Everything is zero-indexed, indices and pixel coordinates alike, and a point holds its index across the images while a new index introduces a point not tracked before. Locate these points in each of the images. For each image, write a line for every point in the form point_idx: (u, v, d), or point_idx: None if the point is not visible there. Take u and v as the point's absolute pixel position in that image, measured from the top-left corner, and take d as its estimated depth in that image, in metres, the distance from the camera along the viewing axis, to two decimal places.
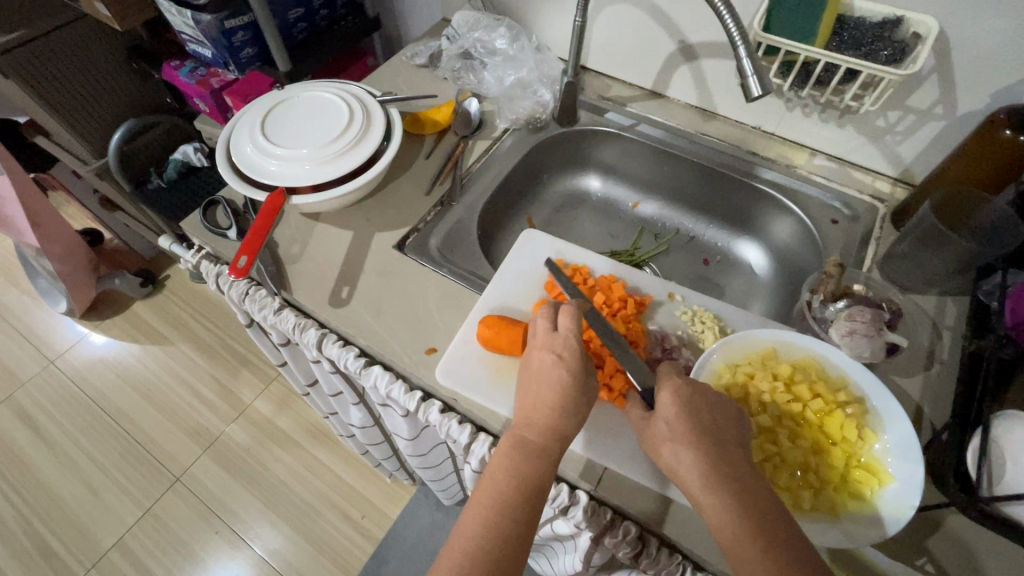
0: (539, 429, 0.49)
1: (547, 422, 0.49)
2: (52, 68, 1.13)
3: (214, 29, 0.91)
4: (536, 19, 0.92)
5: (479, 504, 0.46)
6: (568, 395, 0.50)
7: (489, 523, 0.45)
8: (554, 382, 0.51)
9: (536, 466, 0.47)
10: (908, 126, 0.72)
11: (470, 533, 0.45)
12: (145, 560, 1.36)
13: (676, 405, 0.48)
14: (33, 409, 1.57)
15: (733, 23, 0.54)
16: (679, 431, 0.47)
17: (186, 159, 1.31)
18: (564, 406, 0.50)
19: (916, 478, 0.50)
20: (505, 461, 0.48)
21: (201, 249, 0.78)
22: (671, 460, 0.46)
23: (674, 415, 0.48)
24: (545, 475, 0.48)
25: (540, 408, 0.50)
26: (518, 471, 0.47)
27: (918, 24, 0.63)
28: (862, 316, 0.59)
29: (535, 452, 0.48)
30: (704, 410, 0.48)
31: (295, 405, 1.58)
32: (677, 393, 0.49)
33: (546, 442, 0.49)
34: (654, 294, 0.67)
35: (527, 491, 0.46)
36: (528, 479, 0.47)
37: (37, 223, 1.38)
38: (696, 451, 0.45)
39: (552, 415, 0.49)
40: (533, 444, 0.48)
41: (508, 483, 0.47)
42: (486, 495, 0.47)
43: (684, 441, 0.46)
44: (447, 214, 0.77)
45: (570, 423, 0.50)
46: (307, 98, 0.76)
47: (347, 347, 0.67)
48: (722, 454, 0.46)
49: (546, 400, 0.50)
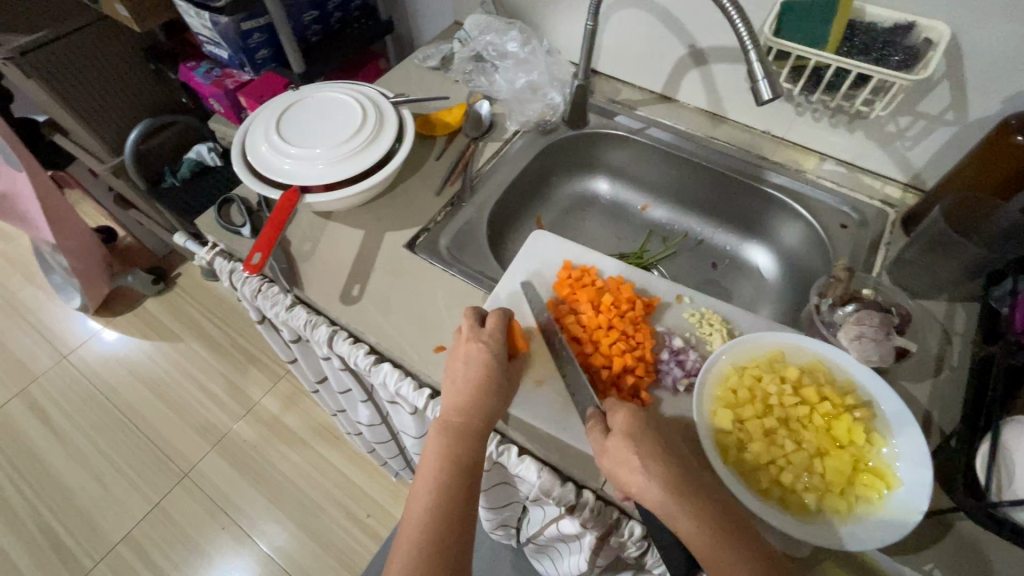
0: (461, 410, 0.53)
1: (469, 403, 0.54)
2: (70, 67, 1.16)
3: (231, 31, 0.92)
4: (547, 22, 0.93)
5: (421, 496, 0.50)
6: (486, 377, 0.55)
7: (430, 512, 0.49)
8: (477, 368, 0.55)
9: (464, 448, 0.52)
10: (919, 132, 0.72)
11: (416, 523, 0.49)
12: (152, 554, 1.37)
13: (634, 425, 0.51)
14: (45, 403, 1.59)
15: (744, 27, 0.54)
16: (646, 450, 0.49)
17: (200, 159, 1.34)
18: (483, 388, 0.54)
19: (925, 482, 0.50)
20: (436, 449, 0.52)
21: (215, 246, 0.79)
22: (639, 477, 0.48)
23: (634, 433, 0.51)
24: (473, 455, 0.52)
25: (464, 391, 0.54)
26: (451, 456, 0.52)
27: (930, 30, 0.63)
28: (871, 320, 0.59)
29: (461, 433, 0.53)
30: (654, 428, 0.52)
31: (302, 403, 1.60)
32: (632, 414, 0.52)
33: (472, 423, 0.53)
34: (662, 297, 0.68)
35: (457, 473, 0.51)
36: (457, 463, 0.51)
37: (54, 220, 1.40)
38: (665, 467, 0.49)
39: (474, 399, 0.54)
40: (459, 426, 0.53)
41: (443, 469, 0.51)
42: (425, 485, 0.51)
43: (649, 457, 0.49)
44: (456, 214, 0.78)
45: (493, 403, 0.54)
46: (320, 98, 0.77)
47: (357, 344, 0.68)
48: (683, 469, 0.49)
49: (468, 384, 0.54)
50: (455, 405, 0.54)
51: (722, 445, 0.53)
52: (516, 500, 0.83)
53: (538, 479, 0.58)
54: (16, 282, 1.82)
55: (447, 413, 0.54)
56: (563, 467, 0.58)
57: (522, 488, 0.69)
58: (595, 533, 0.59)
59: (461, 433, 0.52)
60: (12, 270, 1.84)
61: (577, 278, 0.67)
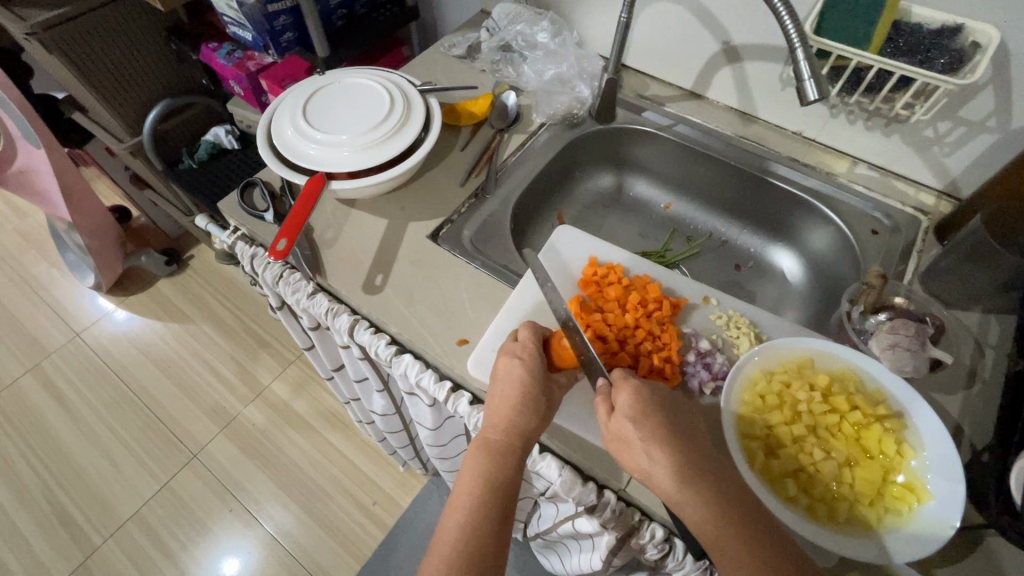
0: (502, 428, 0.52)
1: (510, 421, 0.52)
2: (94, 45, 1.15)
3: (258, 13, 0.91)
4: (577, 13, 0.91)
5: (455, 510, 0.49)
6: (526, 396, 0.53)
7: (465, 528, 0.47)
8: (517, 386, 0.54)
9: (503, 467, 0.50)
10: (959, 138, 0.70)
11: (449, 541, 0.47)
12: (160, 532, 1.38)
13: (636, 407, 0.50)
14: (57, 379, 1.61)
15: (791, 24, 0.53)
16: (648, 433, 0.48)
17: (218, 141, 1.33)
18: (523, 406, 0.53)
19: (959, 496, 0.49)
20: (473, 466, 0.51)
21: (237, 230, 0.78)
22: (642, 460, 0.48)
23: (636, 414, 0.49)
24: (511, 476, 0.51)
25: (505, 409, 0.53)
26: (488, 474, 0.50)
27: (978, 32, 0.61)
28: (906, 329, 0.58)
29: (500, 451, 0.51)
30: (658, 406, 0.50)
31: (311, 389, 1.60)
32: (635, 393, 0.51)
33: (512, 442, 0.52)
34: (689, 298, 0.67)
35: (495, 491, 0.49)
36: (496, 481, 0.50)
37: (70, 197, 1.40)
38: (667, 449, 0.47)
39: (514, 417, 0.52)
40: (497, 445, 0.51)
41: (479, 487, 0.49)
42: (461, 502, 0.49)
43: (652, 440, 0.48)
44: (480, 206, 0.77)
45: (533, 425, 0.52)
46: (348, 84, 0.76)
47: (378, 334, 0.67)
48: (693, 452, 0.48)
49: (508, 403, 0.53)
50: (493, 423, 0.53)
51: (749, 449, 0.53)
52: (529, 496, 0.83)
53: (559, 478, 0.58)
54: (31, 259, 1.83)
55: (487, 430, 0.53)
56: (585, 466, 0.57)
57: (538, 484, 0.69)
58: (614, 534, 0.59)
59: (501, 450, 0.51)
60: (27, 246, 1.85)
61: (603, 275, 0.67)
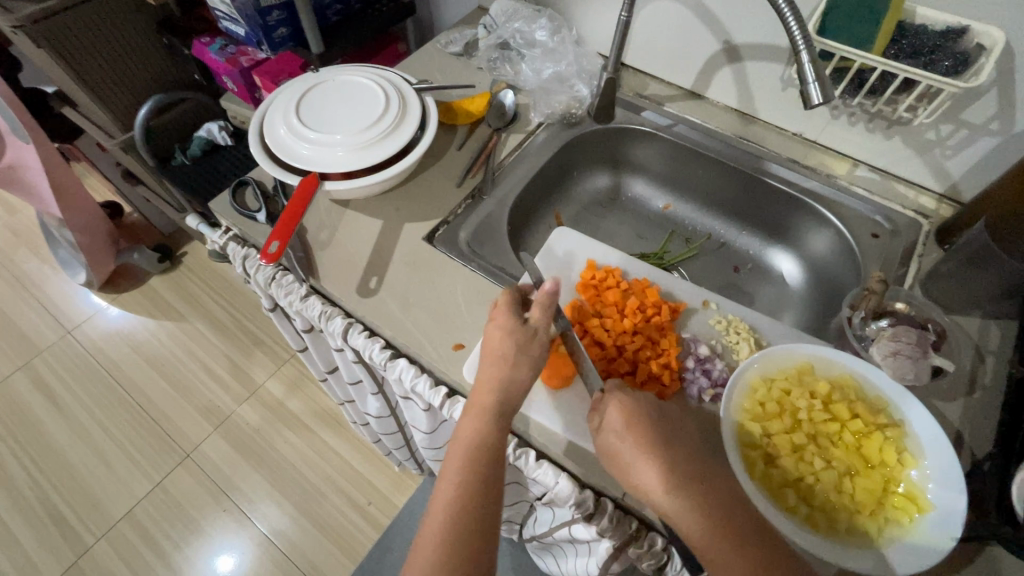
0: (485, 393, 0.52)
1: (492, 385, 0.52)
2: (83, 39, 1.12)
3: (250, 7, 0.90)
4: (576, 10, 0.90)
5: (446, 481, 0.49)
6: (505, 357, 0.53)
7: (455, 495, 0.48)
8: (496, 349, 0.53)
9: (488, 433, 0.50)
10: (961, 141, 0.69)
11: (440, 511, 0.48)
12: (153, 532, 1.37)
13: (624, 420, 0.49)
14: (48, 377, 1.59)
15: (796, 24, 0.52)
16: (635, 446, 0.48)
17: (210, 137, 1.31)
18: (502, 368, 0.52)
19: (960, 507, 0.48)
20: (461, 436, 0.51)
21: (229, 230, 0.77)
22: (633, 474, 0.48)
23: (623, 428, 0.49)
24: (497, 440, 0.50)
25: (486, 373, 0.53)
26: (475, 440, 0.50)
27: (982, 35, 0.60)
28: (908, 337, 0.57)
29: (485, 416, 0.51)
30: (648, 416, 0.50)
31: (306, 388, 1.59)
32: (623, 405, 0.50)
33: (496, 405, 0.51)
34: (688, 302, 0.66)
35: (483, 457, 0.50)
36: (482, 448, 0.50)
37: (60, 193, 1.38)
38: (655, 461, 0.47)
39: (496, 380, 0.52)
40: (482, 412, 0.51)
41: (467, 455, 0.50)
42: (451, 472, 0.49)
43: (638, 452, 0.48)
44: (477, 207, 0.76)
45: (516, 383, 0.52)
46: (342, 82, 0.75)
47: (373, 338, 0.66)
48: (683, 462, 0.48)
49: (488, 367, 0.53)
50: (477, 390, 0.53)
51: (749, 459, 0.52)
52: (525, 499, 0.82)
53: (556, 485, 0.57)
54: (22, 255, 1.80)
55: (472, 397, 0.53)
56: (582, 473, 0.57)
57: (534, 489, 0.68)
58: (611, 543, 0.58)
59: (486, 415, 0.51)
60: (18, 242, 1.83)
61: (601, 279, 0.65)
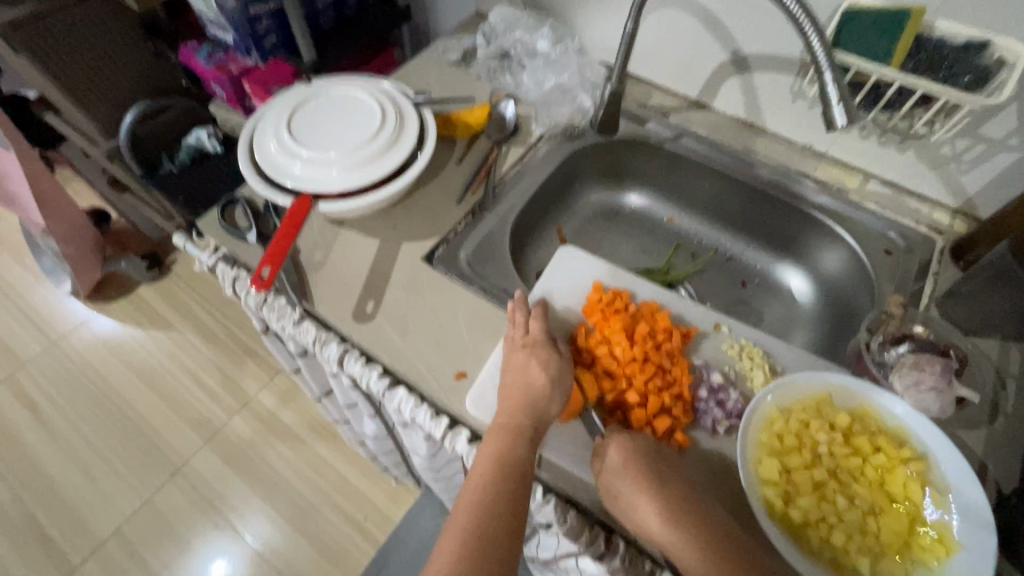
0: (515, 410, 0.52)
1: (523, 403, 0.52)
2: (63, 45, 1.08)
3: (239, 15, 0.86)
4: (578, 18, 0.87)
5: (468, 491, 0.47)
6: (535, 378, 0.53)
7: (479, 503, 0.45)
8: (526, 370, 0.54)
9: (516, 446, 0.49)
10: (977, 156, 0.67)
11: (461, 519, 0.45)
12: (143, 551, 1.33)
13: (623, 461, 0.48)
14: (33, 391, 1.54)
15: (817, 38, 0.49)
16: (632, 483, 0.47)
17: (199, 144, 1.27)
18: (533, 387, 0.53)
19: (989, 549, 0.46)
20: (489, 447, 0.49)
21: (219, 250, 0.71)
22: (630, 511, 0.46)
23: (620, 465, 0.48)
24: (525, 455, 0.49)
25: (515, 394, 0.53)
26: (502, 453, 0.49)
27: (1005, 49, 0.58)
28: (931, 367, 0.54)
29: (515, 431, 0.50)
30: (650, 456, 0.48)
31: (300, 400, 1.55)
32: (623, 445, 0.49)
33: (526, 422, 0.51)
34: (699, 326, 0.63)
35: (509, 471, 0.48)
36: (510, 461, 0.48)
37: (43, 203, 1.33)
38: (652, 497, 0.45)
39: (526, 399, 0.52)
40: (512, 426, 0.50)
41: (492, 465, 0.48)
42: (475, 483, 0.47)
43: (640, 493, 0.46)
44: (478, 225, 0.73)
45: (548, 402, 0.52)
46: (336, 95, 0.71)
47: (370, 365, 0.63)
48: (683, 497, 0.46)
49: (518, 387, 0.53)
50: (508, 408, 0.52)
51: (768, 499, 0.49)
52: (529, 524, 0.79)
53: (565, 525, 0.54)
54: (4, 263, 1.75)
55: (501, 416, 0.52)
56: (592, 509, 0.54)
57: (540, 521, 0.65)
58: None
59: (515, 430, 0.50)
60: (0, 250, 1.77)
61: (609, 302, 0.62)
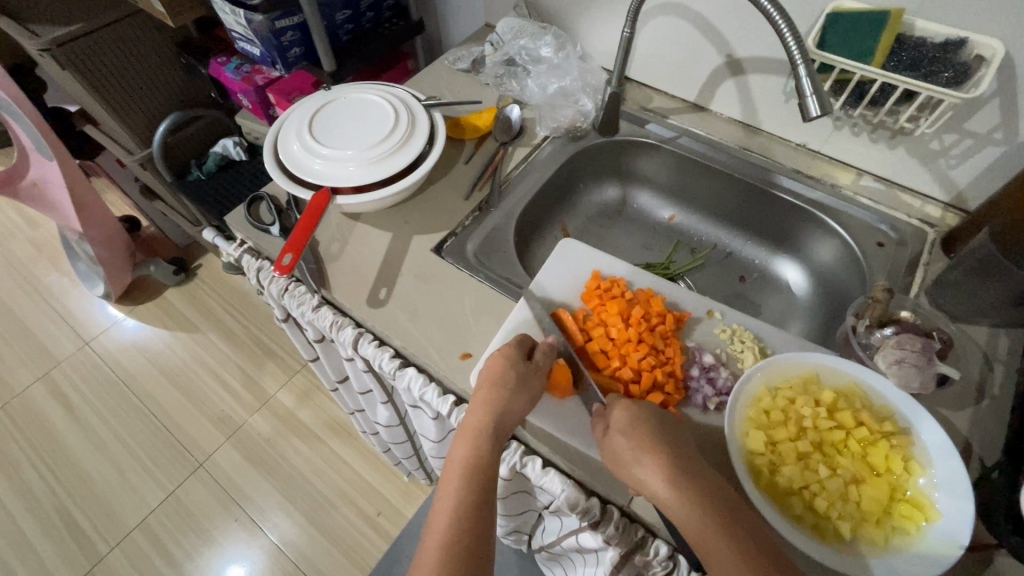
0: (478, 410, 0.54)
1: (485, 401, 0.54)
2: (104, 60, 1.16)
3: (265, 29, 0.93)
4: (582, 27, 0.92)
5: (444, 500, 0.49)
6: (500, 375, 0.55)
7: (453, 513, 0.48)
8: (491, 370, 0.56)
9: (484, 450, 0.51)
10: (964, 151, 0.69)
11: (438, 534, 0.47)
12: (165, 541, 1.38)
13: (627, 421, 0.51)
14: (66, 387, 1.62)
15: (793, 40, 0.54)
16: (635, 440, 0.50)
17: (225, 153, 1.35)
18: (496, 384, 0.55)
19: (967, 515, 0.48)
20: (459, 453, 0.52)
21: (244, 243, 0.79)
22: (633, 469, 0.49)
23: (627, 426, 0.51)
24: (492, 456, 0.52)
25: (481, 394, 0.54)
26: (471, 458, 0.51)
27: (983, 47, 0.61)
28: (912, 345, 0.58)
29: (479, 433, 0.53)
30: (651, 418, 0.52)
31: (316, 398, 1.61)
32: (628, 408, 0.53)
33: (491, 423, 0.53)
34: (693, 311, 0.66)
35: (479, 475, 0.50)
36: (476, 467, 0.51)
37: (81, 209, 1.42)
38: (657, 452, 0.48)
39: (489, 397, 0.54)
40: (478, 428, 0.53)
41: (463, 474, 0.50)
42: (448, 492, 0.50)
43: (642, 449, 0.49)
44: (485, 219, 0.78)
45: (512, 399, 0.54)
46: (353, 100, 0.77)
47: (382, 348, 0.68)
48: (692, 464, 0.48)
49: (483, 384, 0.55)
50: (476, 408, 0.54)
51: (755, 467, 0.52)
52: (533, 509, 0.82)
53: (562, 493, 0.58)
54: (43, 268, 1.85)
55: (468, 417, 0.54)
56: (588, 481, 0.58)
57: (541, 498, 0.69)
58: (618, 551, 0.59)
59: (481, 432, 0.52)
60: (39, 255, 1.88)
61: (606, 289, 0.66)
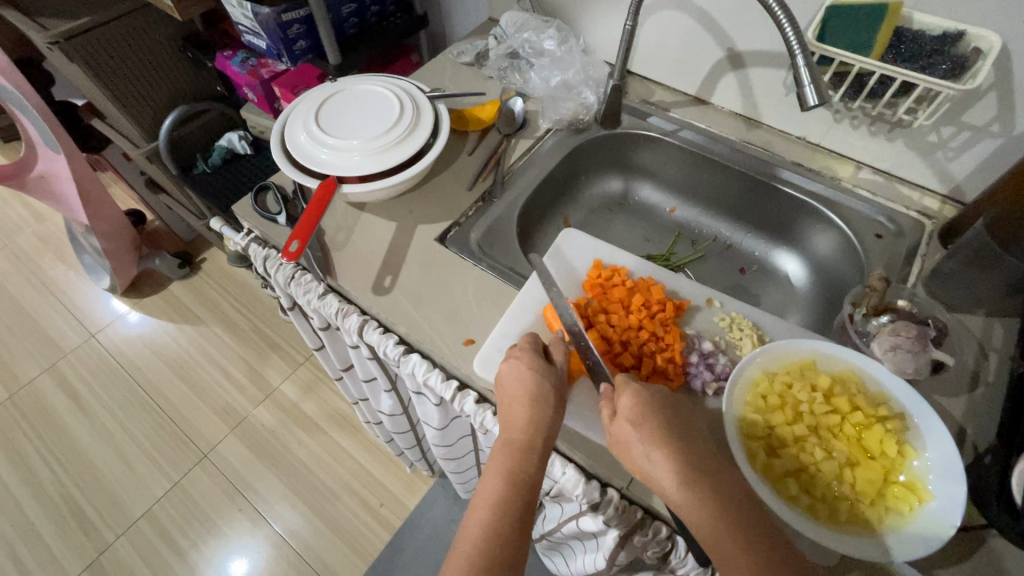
0: (521, 427, 0.53)
1: (527, 417, 0.53)
2: (111, 53, 1.18)
3: (272, 22, 0.94)
4: (585, 21, 0.94)
5: (480, 510, 0.49)
6: (538, 389, 0.54)
7: (489, 525, 0.48)
8: (525, 381, 0.55)
9: (526, 466, 0.51)
10: (961, 143, 0.70)
11: (471, 540, 0.48)
12: (170, 530, 1.40)
13: (635, 410, 0.51)
14: (73, 379, 1.64)
15: (792, 31, 0.55)
16: (647, 434, 0.50)
17: (231, 146, 1.36)
18: (537, 400, 0.54)
19: (959, 497, 0.49)
20: (498, 465, 0.52)
21: (251, 232, 0.80)
22: (642, 462, 0.49)
23: (636, 416, 0.51)
24: (534, 472, 0.51)
25: (520, 408, 0.54)
26: (510, 471, 0.51)
27: (980, 40, 0.62)
28: (907, 331, 0.59)
29: (521, 449, 0.52)
30: (659, 409, 0.52)
31: (319, 390, 1.62)
32: (636, 396, 0.52)
33: (533, 440, 0.52)
34: (693, 300, 0.68)
35: (518, 490, 0.50)
36: (516, 482, 0.50)
37: (88, 201, 1.43)
38: (668, 448, 0.48)
39: (531, 413, 0.53)
40: (520, 445, 0.52)
41: (501, 486, 0.50)
42: (485, 503, 0.50)
43: (652, 442, 0.49)
44: (488, 210, 0.79)
45: (550, 415, 0.54)
46: (359, 91, 0.78)
47: (387, 334, 0.69)
48: (702, 460, 0.49)
49: (523, 398, 0.54)
50: (517, 423, 0.53)
51: (751, 449, 0.53)
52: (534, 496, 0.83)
53: (563, 476, 0.59)
54: (49, 261, 1.87)
55: (508, 430, 0.53)
56: (588, 464, 0.59)
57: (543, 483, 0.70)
58: (618, 532, 0.60)
59: (523, 449, 0.52)
60: (45, 248, 1.90)
61: (607, 278, 0.67)
